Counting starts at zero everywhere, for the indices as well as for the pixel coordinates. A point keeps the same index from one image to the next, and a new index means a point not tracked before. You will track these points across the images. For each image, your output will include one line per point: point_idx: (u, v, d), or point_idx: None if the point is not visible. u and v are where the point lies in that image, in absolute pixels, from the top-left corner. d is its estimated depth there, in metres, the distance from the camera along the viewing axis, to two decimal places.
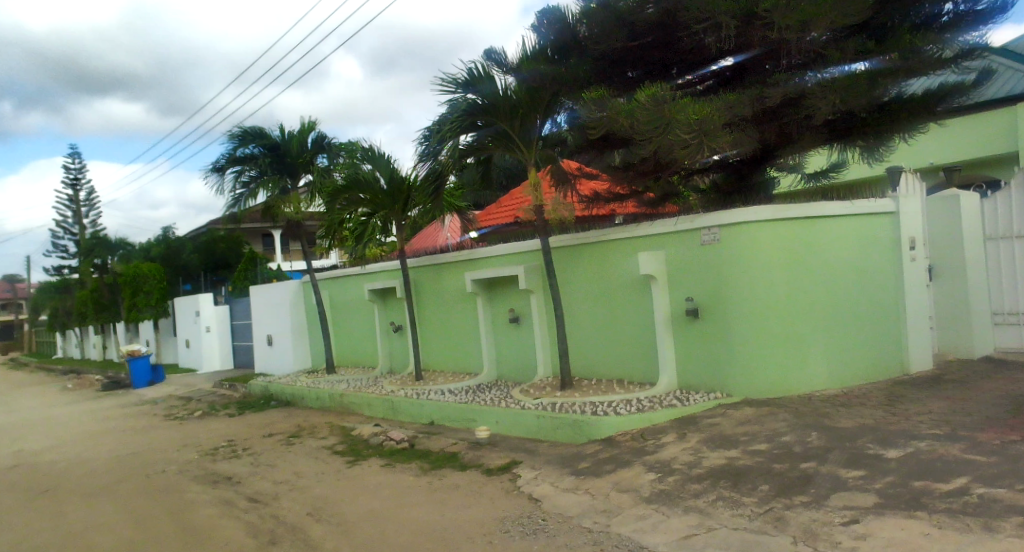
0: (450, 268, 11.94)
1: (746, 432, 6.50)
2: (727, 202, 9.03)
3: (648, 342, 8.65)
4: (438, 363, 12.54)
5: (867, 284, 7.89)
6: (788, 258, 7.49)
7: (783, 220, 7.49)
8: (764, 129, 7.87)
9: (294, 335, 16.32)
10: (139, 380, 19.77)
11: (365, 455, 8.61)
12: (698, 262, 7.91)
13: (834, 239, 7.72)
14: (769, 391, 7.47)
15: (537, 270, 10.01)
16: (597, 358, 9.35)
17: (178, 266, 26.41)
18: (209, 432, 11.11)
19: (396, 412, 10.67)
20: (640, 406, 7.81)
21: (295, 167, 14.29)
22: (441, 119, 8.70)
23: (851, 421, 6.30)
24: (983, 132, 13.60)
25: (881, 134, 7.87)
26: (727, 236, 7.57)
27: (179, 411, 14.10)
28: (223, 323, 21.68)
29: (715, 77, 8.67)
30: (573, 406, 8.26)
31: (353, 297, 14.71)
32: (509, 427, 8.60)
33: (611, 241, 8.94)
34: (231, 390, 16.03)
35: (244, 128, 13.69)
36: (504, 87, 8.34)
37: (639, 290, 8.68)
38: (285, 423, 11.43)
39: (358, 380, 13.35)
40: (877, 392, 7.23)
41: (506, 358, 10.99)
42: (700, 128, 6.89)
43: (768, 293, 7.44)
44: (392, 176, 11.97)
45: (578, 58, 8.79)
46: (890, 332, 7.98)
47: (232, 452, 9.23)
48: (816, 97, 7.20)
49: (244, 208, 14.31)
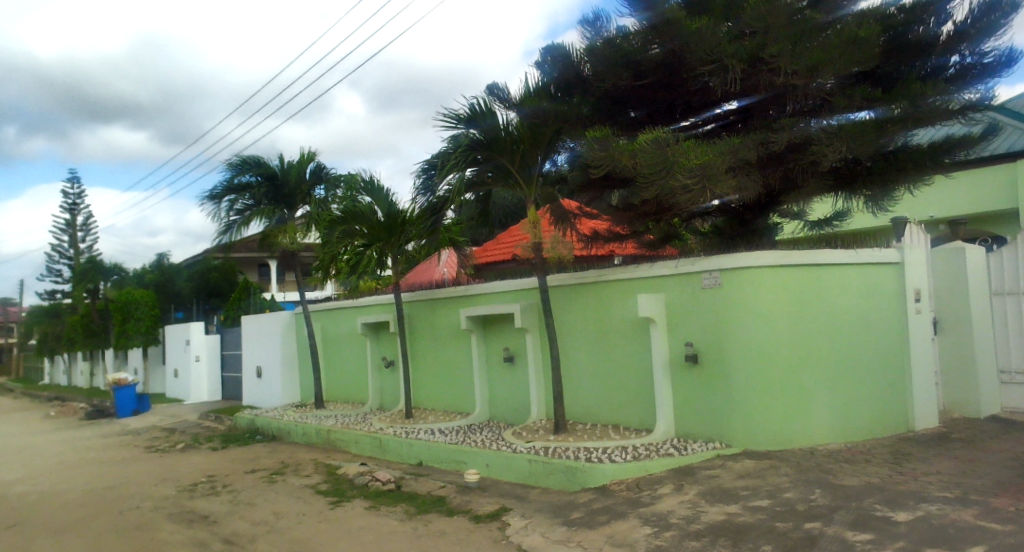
0: (445, 304, 11.74)
1: (747, 487, 6.23)
2: (729, 246, 8.86)
3: (646, 387, 8.40)
4: (430, 401, 12.24)
5: (872, 335, 7.69)
6: (790, 306, 7.31)
7: (785, 267, 7.34)
8: (768, 174, 7.74)
9: (284, 367, 16.03)
10: (123, 408, 19.38)
11: (350, 496, 8.29)
12: (699, 306, 7.72)
13: (838, 288, 7.56)
14: (769, 443, 7.21)
15: (534, 309, 9.81)
16: (592, 401, 9.09)
17: (171, 294, 26.16)
18: (189, 466, 10.75)
19: (384, 450, 10.35)
20: (635, 454, 7.54)
21: (292, 197, 14.20)
22: (441, 154, 8.62)
23: (856, 478, 6.05)
24: (986, 187, 13.67)
25: (886, 183, 7.76)
26: (729, 281, 7.39)
27: (161, 443, 13.73)
28: (213, 352, 21.37)
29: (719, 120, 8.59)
30: (566, 451, 7.98)
31: (345, 330, 14.46)
32: (500, 471, 8.30)
33: (610, 281, 8.76)
34: (217, 422, 15.66)
35: (243, 156, 13.63)
36: (505, 124, 8.25)
37: (637, 334, 8.47)
38: (269, 459, 11.08)
39: (346, 416, 13.02)
40: (882, 449, 6.98)
41: (500, 398, 10.72)
42: (703, 171, 6.75)
43: (769, 340, 7.25)
44: (389, 210, 11.89)
45: (579, 96, 8.69)
46: (894, 385, 7.75)
47: (211, 489, 8.90)
48: (822, 144, 7.10)
49: (236, 236, 14.11)
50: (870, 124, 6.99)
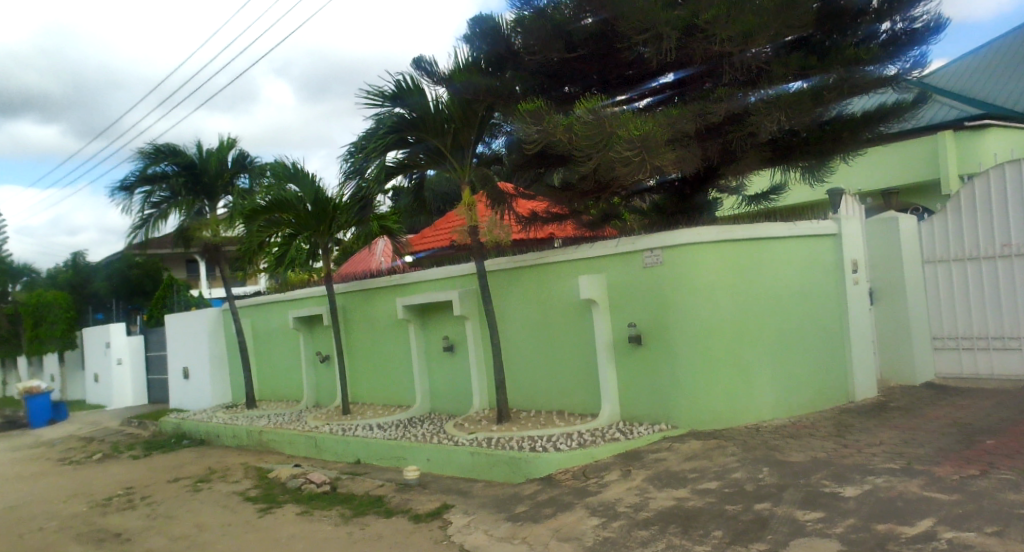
0: (380, 293, 11.24)
1: (695, 469, 6.04)
2: (669, 223, 8.65)
3: (589, 371, 8.16)
4: (368, 395, 11.75)
5: (812, 308, 7.63)
6: (730, 281, 7.19)
7: (725, 242, 7.20)
8: (706, 147, 7.51)
9: (213, 366, 15.22)
10: (38, 419, 18.16)
11: (281, 501, 7.79)
12: (641, 285, 7.51)
13: (778, 261, 7.46)
14: (714, 421, 7.08)
15: (472, 295, 9.45)
16: (535, 388, 8.81)
17: (88, 295, 24.72)
18: (106, 478, 10.03)
19: (319, 450, 9.85)
20: (581, 441, 7.29)
21: (213, 187, 13.36)
22: (368, 135, 8.09)
23: (803, 454, 5.91)
24: (912, 158, 14.01)
25: (823, 154, 7.68)
26: (670, 258, 7.20)
27: (78, 454, 12.82)
28: (137, 354, 20.27)
29: (654, 94, 8.27)
30: (510, 442, 7.68)
31: (276, 325, 13.78)
32: (442, 466, 7.94)
33: (549, 263, 8.48)
34: (141, 429, 14.76)
35: (156, 144, 12.75)
36: (435, 100, 7.85)
37: (579, 316, 8.21)
38: (196, 465, 10.44)
39: (280, 415, 12.40)
40: (825, 421, 6.91)
41: (441, 389, 10.33)
42: (643, 143, 6.49)
43: (712, 317, 7.11)
44: (316, 195, 11.17)
45: (511, 71, 8.33)
46: (836, 358, 7.72)
47: (128, 503, 8.26)
48: (760, 114, 6.95)
49: (153, 231, 13.24)
50: (806, 93, 6.88)
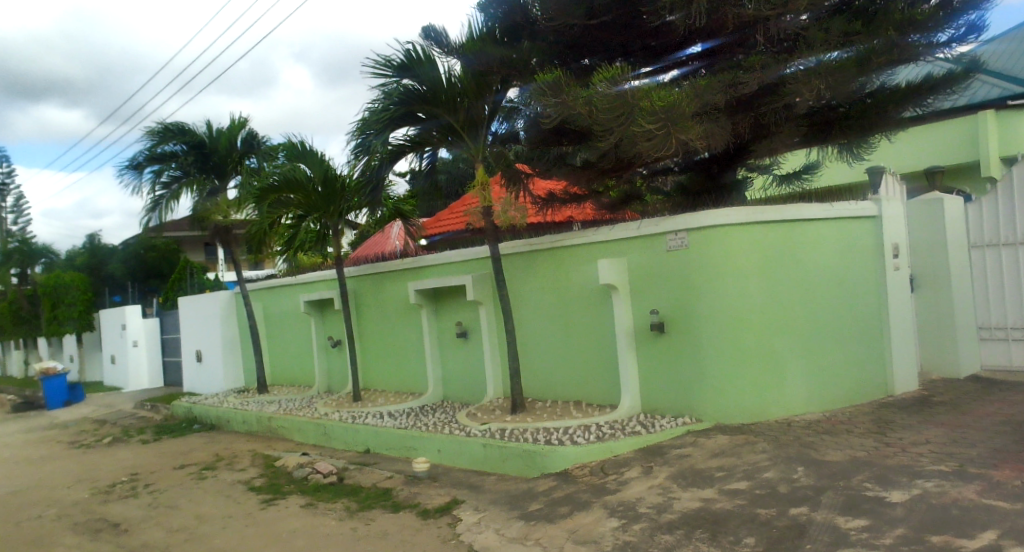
0: (392, 277, 10.87)
1: (723, 467, 5.61)
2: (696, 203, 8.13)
3: (609, 360, 7.74)
4: (380, 382, 11.42)
5: (849, 296, 7.13)
6: (761, 266, 6.72)
7: (757, 223, 6.72)
8: (737, 121, 6.99)
9: (225, 350, 15.00)
10: (54, 400, 18.12)
11: (286, 492, 7.49)
12: (665, 270, 7.06)
13: (813, 245, 6.96)
14: (742, 416, 6.65)
15: (486, 280, 9.04)
16: (552, 377, 8.41)
17: (104, 276, 24.69)
18: (113, 464, 9.83)
19: (329, 437, 9.55)
20: (600, 434, 6.88)
21: (224, 167, 13.09)
22: (374, 111, 7.66)
23: (841, 453, 5.45)
24: (951, 140, 13.33)
25: (865, 128, 7.12)
26: (696, 241, 6.74)
27: (89, 437, 12.67)
28: (152, 337, 20.19)
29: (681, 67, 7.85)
30: (524, 434, 7.30)
31: (288, 309, 13.49)
32: (453, 458, 7.59)
33: (568, 246, 8.03)
34: (152, 413, 14.60)
35: (164, 124, 12.41)
36: (448, 73, 7.49)
37: (598, 302, 7.78)
38: (204, 451, 10.21)
39: (290, 400, 12.12)
40: (863, 417, 6.42)
41: (454, 377, 9.96)
42: (668, 115, 6.01)
43: (741, 304, 6.65)
44: (325, 174, 10.81)
45: (528, 41, 7.88)
46: (874, 349, 7.22)
47: (131, 491, 8.01)
48: (795, 85, 6.42)
49: (165, 212, 12.96)
50: (848, 62, 6.32)
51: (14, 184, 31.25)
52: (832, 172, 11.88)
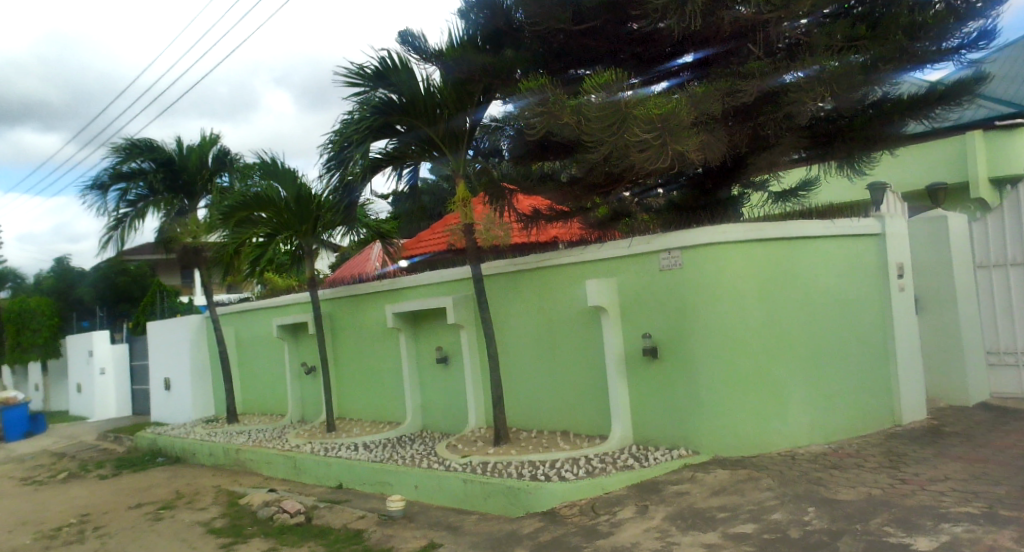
0: (368, 300, 10.35)
1: (724, 506, 5.11)
2: (689, 218, 7.75)
3: (598, 387, 7.24)
4: (356, 411, 10.82)
5: (852, 318, 6.71)
6: (760, 286, 6.29)
7: (755, 241, 6.31)
8: (734, 131, 6.65)
9: (194, 377, 14.32)
10: (14, 432, 17.30)
11: (248, 535, 6.88)
12: (657, 291, 6.62)
13: (815, 264, 6.56)
14: (742, 448, 6.18)
15: (468, 302, 8.56)
16: (537, 406, 7.89)
17: (72, 301, 23.93)
18: (65, 504, 9.14)
19: (299, 472, 8.94)
20: (589, 468, 6.37)
21: (194, 186, 12.54)
22: (349, 122, 7.25)
23: (854, 491, 4.96)
24: (941, 161, 13.07)
25: (869, 141, 6.77)
26: (691, 260, 6.31)
27: (45, 472, 11.93)
28: (120, 364, 19.42)
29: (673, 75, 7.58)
30: (507, 467, 6.77)
31: (260, 334, 12.88)
32: (432, 495, 7.03)
33: (553, 266, 7.58)
34: (116, 445, 13.84)
35: (131, 139, 11.92)
36: (426, 83, 7.13)
37: (586, 325, 7.31)
38: (164, 487, 9.54)
39: (261, 431, 11.48)
40: (873, 449, 5.96)
41: (433, 405, 9.41)
42: (664, 123, 5.62)
43: (740, 327, 6.21)
44: (299, 193, 10.31)
45: (511, 49, 7.55)
46: (879, 375, 6.79)
47: (79, 535, 7.38)
48: (796, 92, 6.06)
49: (129, 231, 12.37)
50: (854, 68, 5.97)
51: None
52: (829, 187, 11.52)
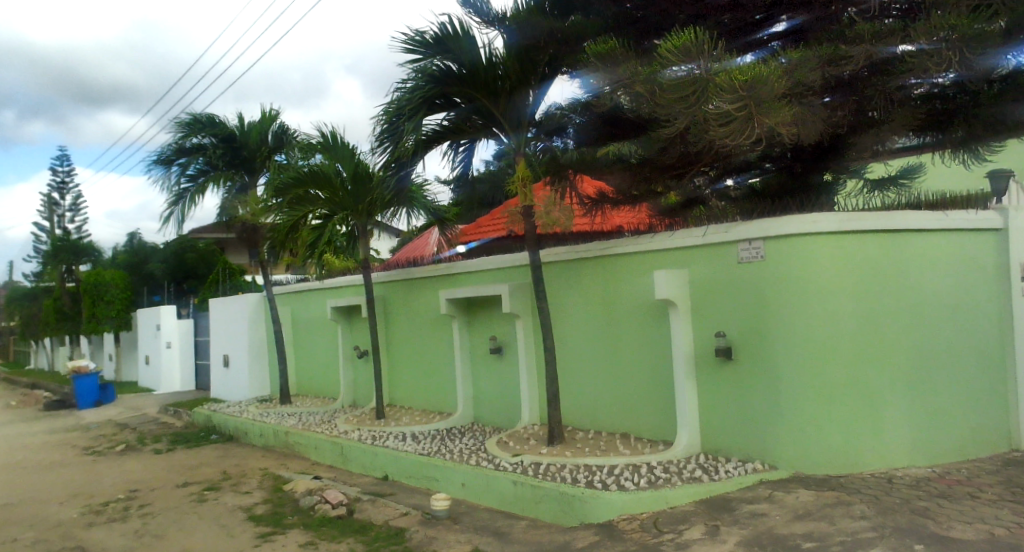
0: (422, 284, 9.95)
1: (811, 534, 4.44)
2: (774, 201, 7.03)
3: (664, 388, 6.60)
4: (407, 399, 10.47)
5: (964, 325, 5.87)
6: (856, 284, 5.54)
7: (853, 233, 5.55)
8: (834, 103, 6.05)
9: (252, 356, 14.30)
10: (84, 400, 17.80)
11: (287, 525, 6.56)
12: (734, 286, 5.94)
13: (922, 261, 5.75)
14: (829, 467, 5.47)
15: (525, 290, 8.03)
16: (596, 405, 7.31)
17: (145, 275, 24.62)
18: (116, 477, 9.09)
19: (346, 459, 8.64)
20: (652, 477, 5.78)
21: (253, 162, 12.42)
22: (406, 93, 6.78)
23: (970, 529, 4.22)
24: None
25: (993, 117, 5.95)
26: (775, 252, 5.61)
27: (105, 443, 12.07)
28: (186, 338, 19.78)
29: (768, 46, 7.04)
30: (561, 471, 6.24)
31: (315, 315, 12.70)
32: (480, 495, 6.57)
33: (619, 254, 6.96)
34: (174, 419, 13.94)
35: (193, 114, 11.85)
36: (488, 52, 6.62)
37: (653, 320, 6.67)
38: (213, 466, 9.41)
39: (312, 413, 11.28)
40: (988, 477, 5.15)
41: (486, 397, 8.94)
42: (750, 92, 4.94)
43: (831, 330, 5.49)
44: (355, 170, 9.98)
45: (579, 15, 6.93)
46: (993, 390, 5.95)
47: (123, 512, 7.24)
48: (913, 59, 5.28)
49: (189, 206, 12.32)
50: (995, 30, 5.03)
51: (76, 187, 31.73)
52: (931, 174, 10.45)
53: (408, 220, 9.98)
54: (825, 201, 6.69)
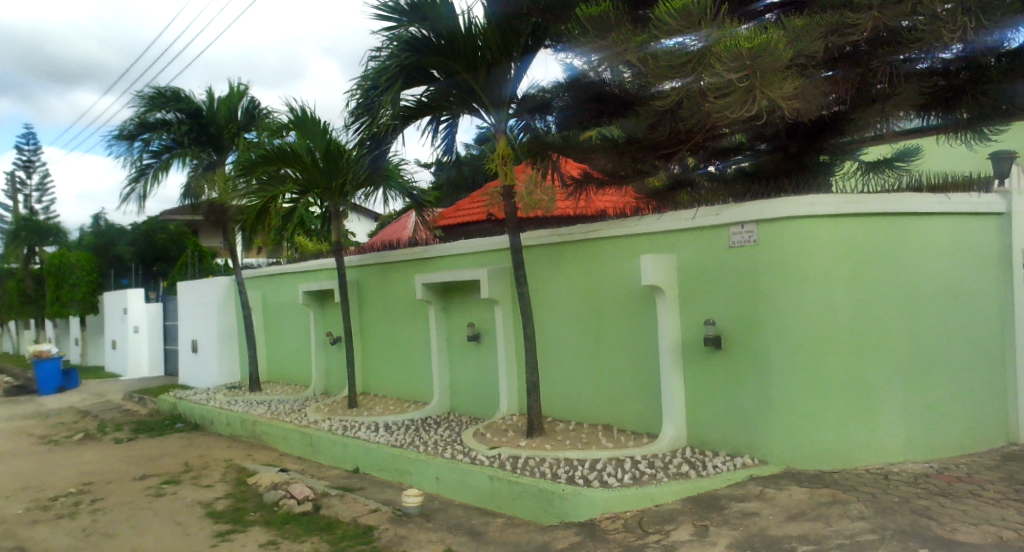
0: (397, 268, 9.53)
1: (807, 537, 4.14)
2: (769, 182, 6.72)
3: (649, 379, 6.29)
4: (381, 387, 10.08)
5: (964, 315, 5.61)
6: (853, 271, 5.24)
7: (851, 216, 5.24)
8: (837, 77, 5.83)
9: (221, 341, 13.79)
10: (46, 386, 17.14)
11: (248, 522, 6.17)
12: (725, 271, 5.61)
13: (923, 247, 5.47)
14: (823, 463, 5.19)
15: (504, 275, 7.66)
16: (578, 396, 6.98)
17: (112, 257, 23.87)
18: (70, 469, 8.61)
19: (315, 450, 8.24)
20: (637, 472, 5.47)
21: (222, 140, 11.86)
22: (380, 65, 6.34)
23: (976, 531, 3.95)
24: None
25: (1003, 96, 5.67)
26: (769, 235, 5.30)
27: (64, 432, 11.54)
28: (154, 323, 19.16)
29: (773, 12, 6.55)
30: (541, 465, 5.91)
31: (286, 300, 12.22)
32: (455, 490, 6.23)
33: (603, 237, 6.61)
34: (138, 407, 13.43)
35: (157, 88, 11.29)
36: (467, 23, 6.20)
37: (638, 307, 6.34)
38: (175, 457, 8.96)
39: (282, 402, 10.85)
40: (990, 475, 4.90)
41: (463, 386, 8.58)
42: (754, 61, 4.61)
43: (827, 319, 5.19)
44: (327, 148, 9.51)
45: None
46: (991, 382, 5.71)
47: (73, 508, 6.80)
48: (924, 30, 4.98)
49: (153, 184, 11.76)
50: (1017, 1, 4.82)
51: (41, 166, 30.73)
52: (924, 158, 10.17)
53: (383, 200, 9.55)
54: (822, 181, 6.41)
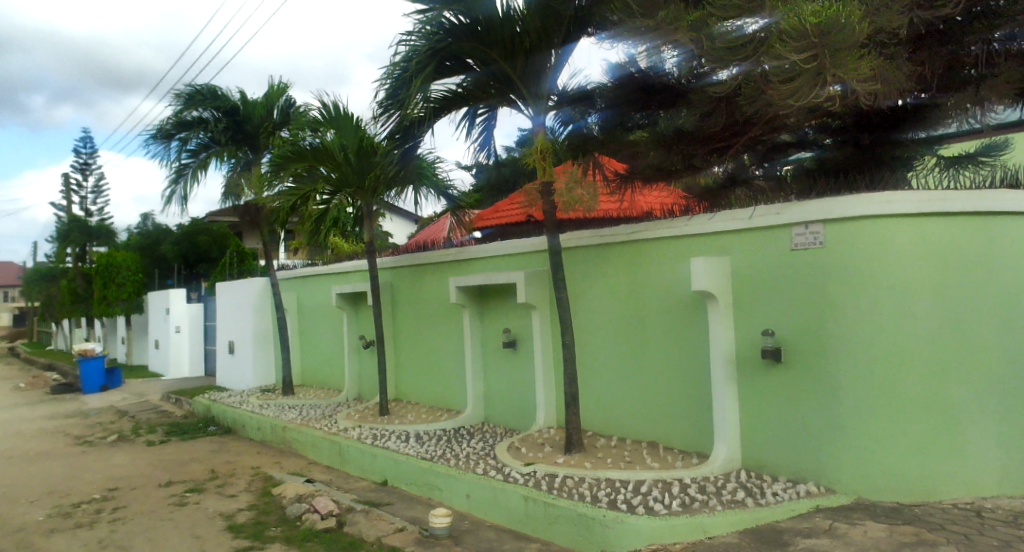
0: (431, 270, 9.14)
1: None
2: (837, 176, 6.10)
3: (699, 394, 5.73)
4: (413, 394, 9.69)
5: None
6: (937, 277, 4.62)
7: (935, 216, 4.61)
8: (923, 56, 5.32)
9: (256, 343, 13.63)
10: (89, 384, 17.27)
11: (269, 537, 5.83)
12: (787, 277, 5.04)
13: (1016, 251, 4.81)
14: (899, 494, 4.58)
15: (542, 279, 7.18)
16: (620, 411, 6.45)
17: (158, 257, 24.14)
18: (99, 472, 8.44)
19: (344, 460, 7.89)
20: (687, 497, 4.93)
21: (258, 138, 11.68)
22: (411, 52, 5.92)
23: None
24: None
25: None
26: (839, 237, 4.72)
27: (100, 432, 11.46)
28: (195, 323, 19.21)
29: None
30: (580, 486, 5.42)
31: (321, 302, 11.94)
32: (487, 509, 5.78)
33: (649, 239, 6.08)
34: (174, 408, 13.33)
35: (194, 86, 11.16)
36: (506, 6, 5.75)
37: (688, 315, 5.79)
38: (204, 463, 8.72)
39: (314, 407, 10.56)
40: None
41: (498, 396, 8.13)
42: (823, 38, 4.10)
43: (906, 331, 4.58)
44: (361, 145, 9.19)
45: None
46: None
47: (94, 516, 6.56)
48: None
49: (190, 183, 11.62)
50: None
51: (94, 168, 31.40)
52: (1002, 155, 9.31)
53: (417, 200, 9.16)
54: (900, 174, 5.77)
